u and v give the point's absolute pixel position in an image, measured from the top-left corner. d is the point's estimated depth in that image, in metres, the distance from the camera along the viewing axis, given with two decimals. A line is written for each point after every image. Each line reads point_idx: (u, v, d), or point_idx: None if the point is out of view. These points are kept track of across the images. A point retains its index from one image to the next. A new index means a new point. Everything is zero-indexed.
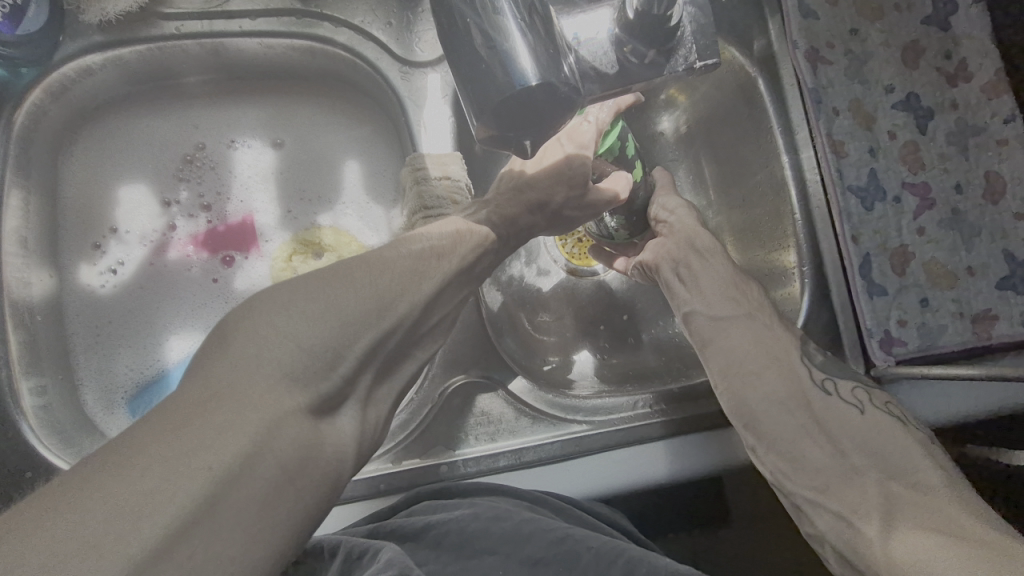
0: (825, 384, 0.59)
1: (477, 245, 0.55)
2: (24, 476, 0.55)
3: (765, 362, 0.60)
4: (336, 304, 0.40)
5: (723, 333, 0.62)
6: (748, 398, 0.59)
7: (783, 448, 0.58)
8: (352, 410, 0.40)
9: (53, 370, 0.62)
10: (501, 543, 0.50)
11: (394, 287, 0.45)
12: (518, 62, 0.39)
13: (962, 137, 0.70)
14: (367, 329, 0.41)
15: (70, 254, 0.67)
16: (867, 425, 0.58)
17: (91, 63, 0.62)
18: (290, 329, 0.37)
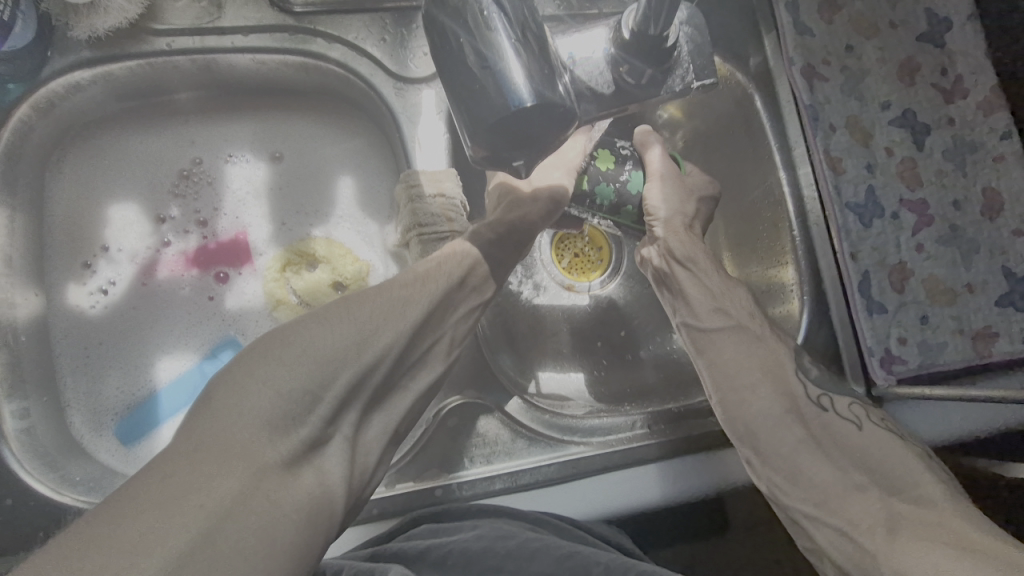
0: (820, 400, 0.59)
1: (460, 270, 0.55)
2: (5, 503, 0.54)
3: (759, 374, 0.59)
4: (312, 348, 0.42)
5: (716, 347, 0.61)
6: (743, 409, 0.58)
7: (777, 462, 0.56)
8: (337, 450, 0.42)
9: (38, 392, 0.60)
10: (507, 561, 0.48)
11: (374, 321, 0.46)
12: (512, 85, 0.38)
13: (959, 153, 0.69)
14: (346, 365, 0.43)
15: (58, 273, 0.66)
16: (866, 440, 0.56)
17: (80, 79, 0.62)
18: (273, 379, 0.40)
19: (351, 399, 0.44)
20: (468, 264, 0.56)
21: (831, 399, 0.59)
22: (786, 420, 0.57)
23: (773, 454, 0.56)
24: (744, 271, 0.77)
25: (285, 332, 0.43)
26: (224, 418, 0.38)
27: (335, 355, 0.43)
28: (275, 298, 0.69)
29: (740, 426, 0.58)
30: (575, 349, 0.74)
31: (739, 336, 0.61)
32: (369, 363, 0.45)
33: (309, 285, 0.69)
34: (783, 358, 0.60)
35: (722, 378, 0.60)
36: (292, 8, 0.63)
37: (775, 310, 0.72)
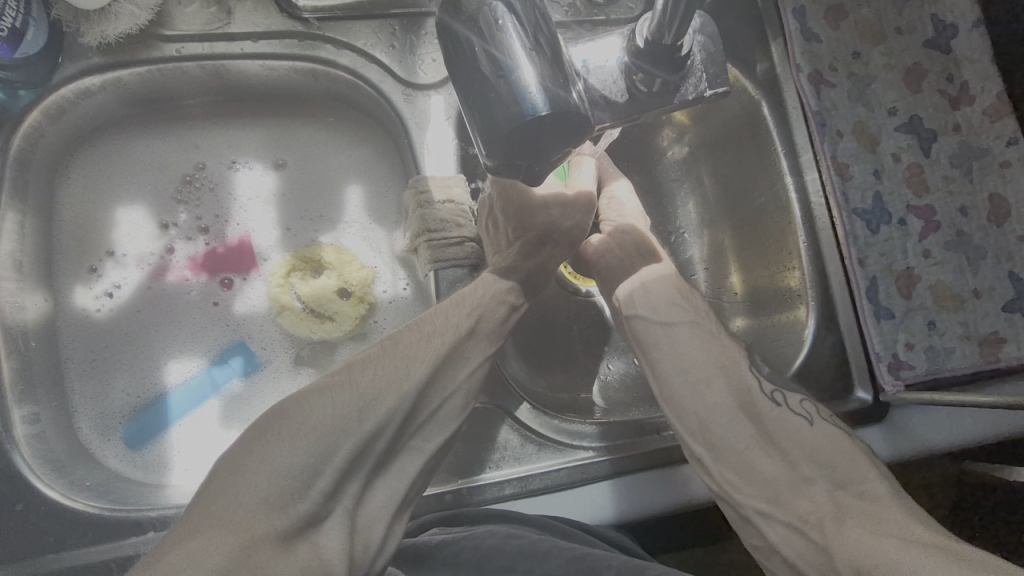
0: (774, 395, 0.57)
1: (471, 318, 0.56)
2: (16, 509, 0.54)
3: (711, 370, 0.58)
4: (312, 418, 0.45)
5: (671, 341, 0.59)
6: (694, 407, 0.56)
7: (731, 459, 0.54)
8: (338, 521, 0.43)
9: (47, 397, 0.60)
10: (519, 559, 0.48)
11: (376, 386, 0.49)
12: (527, 94, 0.38)
13: (967, 159, 0.69)
14: (348, 436, 0.45)
15: (66, 278, 0.66)
16: (817, 435, 0.55)
17: (91, 86, 0.62)
18: (271, 456, 0.42)
19: (353, 469, 0.45)
20: (479, 307, 0.57)
21: (783, 394, 0.57)
22: (737, 416, 0.56)
23: (725, 449, 0.55)
24: (750, 276, 0.77)
25: (291, 404, 0.46)
26: (226, 497, 0.40)
27: (336, 426, 0.45)
28: (280, 303, 0.68)
29: (692, 420, 0.56)
30: (582, 354, 0.74)
31: (692, 332, 0.60)
32: (369, 432, 0.46)
33: (312, 290, 0.68)
34: (736, 357, 0.59)
35: (675, 376, 0.58)
36: (302, 15, 0.63)
37: (781, 316, 0.73)
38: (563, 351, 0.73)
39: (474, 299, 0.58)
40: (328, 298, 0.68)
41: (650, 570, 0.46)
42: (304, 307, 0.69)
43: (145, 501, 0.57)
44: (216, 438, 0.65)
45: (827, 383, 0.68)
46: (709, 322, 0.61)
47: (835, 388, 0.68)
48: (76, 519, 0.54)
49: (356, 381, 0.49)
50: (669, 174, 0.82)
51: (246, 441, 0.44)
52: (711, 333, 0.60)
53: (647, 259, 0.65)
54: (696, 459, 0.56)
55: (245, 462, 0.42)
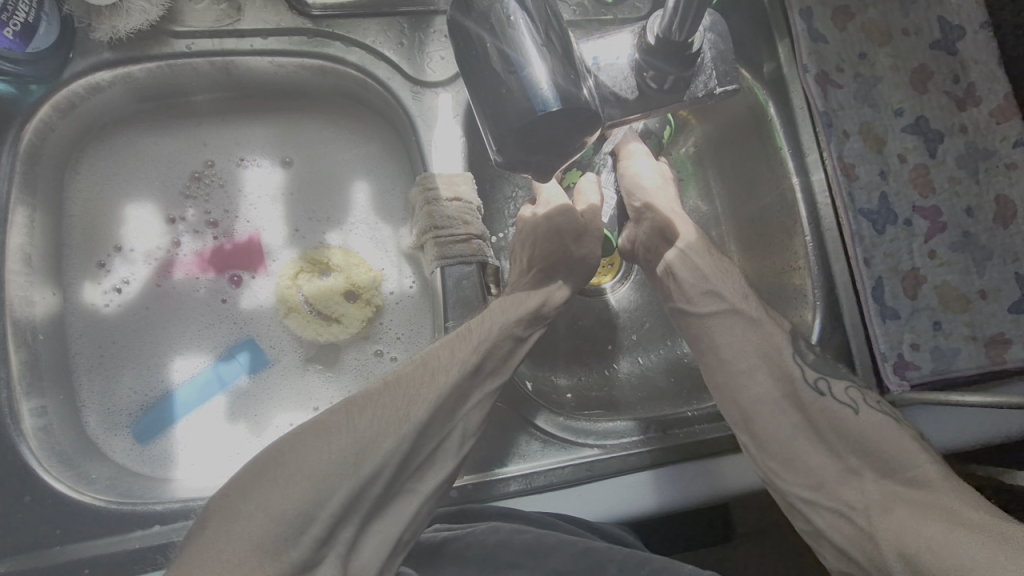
0: (817, 384, 0.59)
1: (476, 356, 0.55)
2: (23, 501, 0.54)
3: (754, 361, 0.61)
4: (306, 464, 0.45)
5: (712, 337, 0.63)
6: (736, 398, 0.60)
7: (776, 450, 0.58)
8: (330, 568, 0.43)
9: (55, 391, 0.60)
10: (525, 554, 0.49)
11: (372, 430, 0.48)
12: (538, 90, 0.38)
13: (973, 161, 0.69)
14: (342, 481, 0.45)
15: (74, 273, 0.66)
16: (863, 424, 0.58)
17: (101, 81, 0.62)
18: (267, 501, 0.43)
19: (346, 515, 0.45)
20: (486, 342, 0.56)
21: (828, 384, 0.59)
22: (781, 405, 0.60)
23: (770, 436, 0.58)
24: (756, 276, 0.77)
25: (286, 447, 0.46)
26: (222, 544, 0.41)
27: (333, 470, 0.45)
28: (287, 305, 0.68)
29: (736, 411, 0.60)
30: (588, 354, 0.74)
31: (734, 321, 0.63)
32: (365, 475, 0.46)
33: (321, 292, 0.69)
34: (782, 344, 0.62)
35: (718, 368, 0.62)
36: (311, 12, 0.63)
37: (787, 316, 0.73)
38: (566, 349, 0.74)
39: (477, 339, 0.56)
40: (335, 300, 0.68)
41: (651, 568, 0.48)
42: (310, 309, 0.69)
43: (152, 495, 0.57)
44: (223, 434, 0.66)
45: None
46: (752, 310, 0.63)
47: None
48: (84, 511, 0.54)
49: (355, 423, 0.48)
50: (674, 174, 0.83)
51: (240, 486, 0.44)
52: (756, 328, 0.62)
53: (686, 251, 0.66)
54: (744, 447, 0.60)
55: (240, 509, 0.43)
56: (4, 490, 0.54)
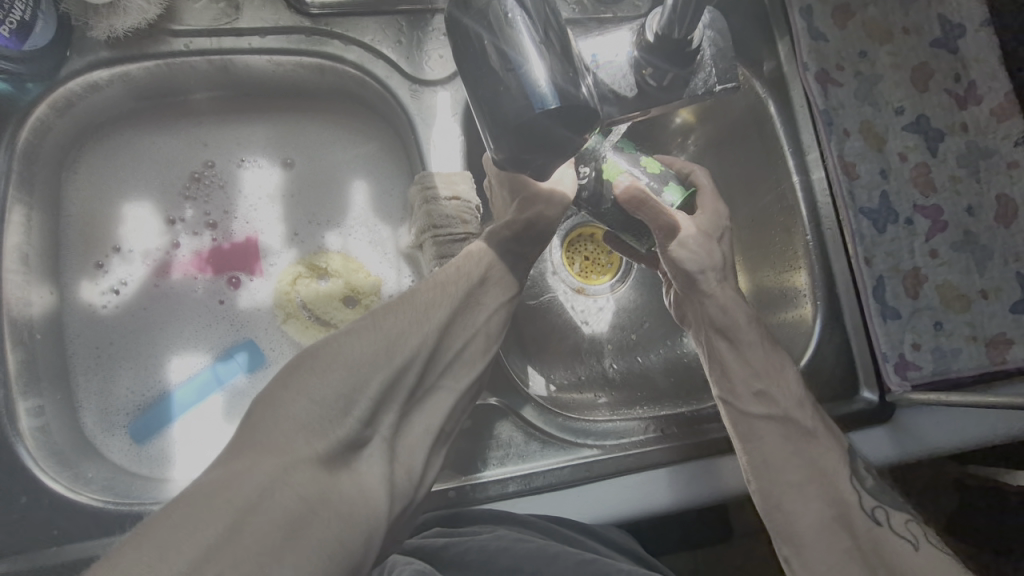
0: (875, 513, 0.56)
1: (483, 266, 0.56)
2: (19, 501, 0.54)
3: (803, 474, 0.56)
4: (341, 356, 0.44)
5: (763, 439, 0.57)
6: (782, 513, 0.55)
7: (823, 574, 0.53)
8: (372, 458, 0.43)
9: (51, 391, 0.60)
10: (526, 561, 0.48)
11: (400, 327, 0.48)
12: (536, 87, 0.38)
13: (974, 160, 0.69)
14: (378, 370, 0.45)
15: (72, 272, 0.66)
16: (922, 561, 0.53)
17: (98, 79, 0.62)
18: (306, 386, 0.41)
19: (386, 403, 0.45)
20: (487, 260, 0.57)
21: (885, 513, 0.56)
22: (831, 529, 0.54)
23: (816, 556, 0.54)
24: (756, 275, 0.77)
25: (318, 346, 0.44)
26: (268, 425, 0.39)
27: (369, 359, 0.45)
28: (286, 310, 0.69)
29: (779, 526, 0.56)
30: (585, 354, 0.74)
31: (780, 426, 0.57)
32: (397, 369, 0.46)
33: (320, 297, 0.69)
34: (834, 462, 0.57)
35: (764, 476, 0.56)
36: (309, 10, 0.63)
37: (786, 315, 0.72)
38: (565, 348, 0.74)
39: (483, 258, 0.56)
40: (333, 306, 0.69)
41: None
42: (309, 315, 0.69)
43: (148, 494, 0.57)
44: (221, 433, 0.65)
45: (832, 382, 0.67)
46: (803, 414, 0.58)
47: (840, 388, 0.68)
48: (80, 511, 0.54)
49: (380, 324, 0.47)
50: None
51: (276, 375, 0.42)
52: (806, 431, 0.57)
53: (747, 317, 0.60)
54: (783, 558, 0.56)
55: (282, 397, 0.40)
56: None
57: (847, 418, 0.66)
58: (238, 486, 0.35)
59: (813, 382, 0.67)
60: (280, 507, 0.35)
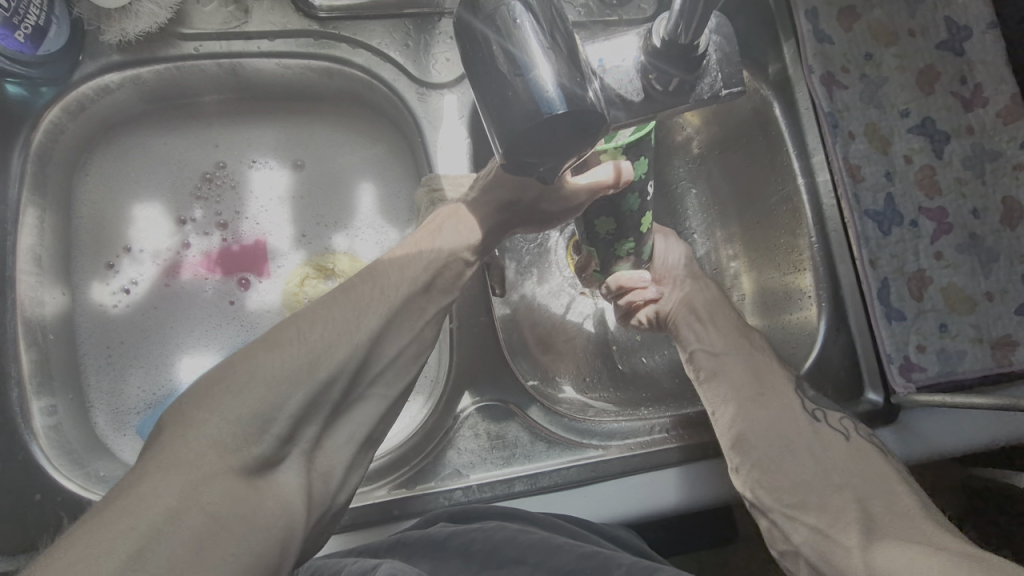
0: (814, 411, 0.59)
1: (434, 275, 0.50)
2: (33, 498, 0.54)
3: (759, 390, 0.60)
4: (258, 372, 0.38)
5: (723, 373, 0.62)
6: (739, 417, 0.58)
7: (767, 465, 0.56)
8: (293, 465, 0.39)
9: (64, 390, 0.61)
10: (529, 552, 0.48)
11: (325, 339, 0.41)
12: (544, 93, 0.38)
13: (979, 162, 0.69)
14: (299, 388, 0.39)
15: (84, 274, 0.67)
16: (854, 454, 0.56)
17: (110, 83, 0.63)
18: (216, 405, 0.36)
19: (309, 415, 0.40)
20: (441, 262, 0.51)
21: (824, 412, 0.59)
22: (778, 431, 0.57)
23: (761, 457, 0.56)
24: (760, 277, 0.78)
25: (233, 359, 0.39)
26: (171, 448, 0.35)
27: (290, 372, 0.39)
28: (295, 310, 0.70)
29: (732, 429, 0.58)
30: (589, 354, 0.74)
31: (743, 359, 0.62)
32: (323, 381, 0.40)
33: (328, 297, 0.70)
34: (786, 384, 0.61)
35: (725, 394, 0.60)
36: (317, 13, 0.64)
37: (791, 317, 0.73)
38: (569, 350, 0.74)
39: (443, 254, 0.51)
40: None
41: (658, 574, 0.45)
42: None
43: None
44: None
45: (835, 385, 0.68)
46: (759, 351, 0.63)
47: (844, 389, 0.68)
48: (92, 508, 0.55)
49: (303, 331, 0.41)
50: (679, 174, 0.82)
51: (190, 390, 0.37)
52: (765, 367, 0.62)
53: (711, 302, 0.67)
54: (733, 468, 0.57)
55: (192, 416, 0.36)
56: (13, 487, 0.54)
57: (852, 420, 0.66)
58: (141, 509, 0.32)
59: (817, 384, 0.68)
60: (185, 529, 0.32)
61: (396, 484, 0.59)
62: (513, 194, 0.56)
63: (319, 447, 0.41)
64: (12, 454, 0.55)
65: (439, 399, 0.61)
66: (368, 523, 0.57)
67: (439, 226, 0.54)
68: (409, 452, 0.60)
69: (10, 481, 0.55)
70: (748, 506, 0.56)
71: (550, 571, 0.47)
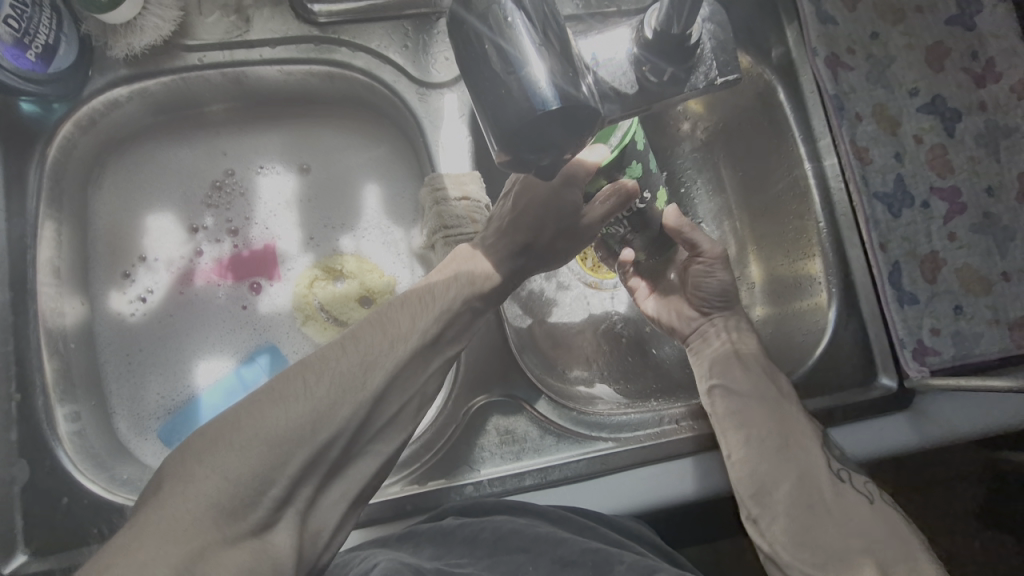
0: (839, 472, 0.58)
1: (428, 313, 0.51)
2: (62, 501, 0.57)
3: (781, 443, 0.59)
4: (264, 429, 0.40)
5: (747, 420, 0.59)
6: (758, 470, 0.57)
7: (787, 521, 0.56)
8: (290, 525, 0.40)
9: (86, 397, 0.63)
10: (535, 541, 0.49)
11: (332, 396, 0.43)
12: (537, 89, 0.39)
13: (992, 139, 0.68)
14: (300, 447, 0.41)
15: (101, 284, 0.69)
16: (874, 517, 0.56)
17: (118, 96, 0.64)
18: (219, 463, 0.38)
19: (307, 475, 0.41)
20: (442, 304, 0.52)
21: (848, 473, 0.58)
22: (798, 488, 0.57)
23: (780, 512, 0.56)
24: (770, 265, 0.77)
25: (240, 413, 0.41)
26: (171, 504, 0.37)
27: (288, 438, 0.40)
28: (306, 312, 0.71)
29: (752, 482, 0.57)
30: (599, 346, 0.74)
31: (767, 407, 0.60)
32: (322, 444, 0.42)
33: (337, 298, 0.71)
34: (810, 438, 0.59)
35: (748, 442, 0.59)
36: (317, 19, 0.65)
37: (801, 303, 0.72)
38: (578, 343, 0.74)
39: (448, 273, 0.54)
40: (351, 306, 0.71)
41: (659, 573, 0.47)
42: (327, 316, 0.71)
43: None
44: None
45: (848, 371, 0.67)
46: (786, 397, 0.61)
47: (857, 374, 0.67)
48: (115, 510, 0.57)
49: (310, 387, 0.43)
50: (684, 163, 0.82)
51: (196, 447, 0.40)
52: (791, 416, 0.60)
53: (733, 335, 0.66)
54: (750, 519, 0.57)
55: (195, 471, 0.38)
56: (42, 490, 0.57)
57: (865, 405, 0.65)
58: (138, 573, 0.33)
59: (829, 370, 0.67)
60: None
61: (408, 481, 0.60)
62: (528, 240, 0.58)
63: (316, 504, 0.43)
64: (40, 461, 0.57)
65: (448, 396, 0.62)
66: (380, 520, 0.58)
67: (453, 276, 0.55)
68: (420, 449, 0.60)
69: (39, 484, 0.57)
70: (763, 559, 0.57)
71: (554, 560, 0.48)
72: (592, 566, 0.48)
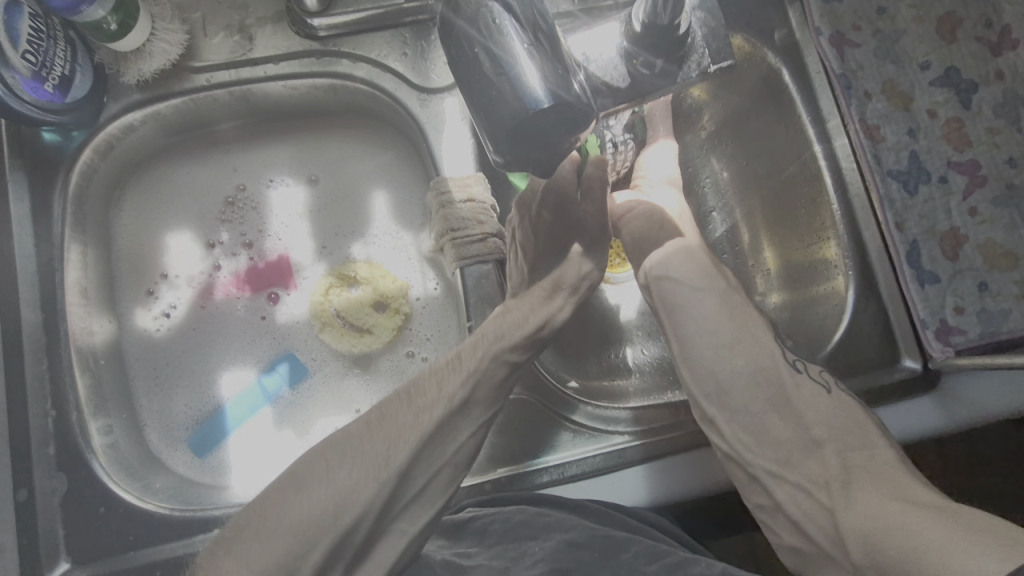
0: (795, 363, 0.58)
1: (467, 388, 0.53)
2: (97, 511, 0.59)
3: (734, 336, 0.58)
4: (287, 520, 0.43)
5: (698, 310, 0.59)
6: (715, 372, 0.57)
7: (746, 419, 0.56)
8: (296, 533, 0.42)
9: (117, 410, 0.66)
10: (541, 529, 0.51)
11: (353, 479, 0.46)
12: (528, 89, 0.39)
13: (1012, 108, 0.65)
14: (324, 535, 0.43)
15: (126, 303, 0.71)
16: (834, 405, 0.56)
17: (133, 121, 0.67)
18: (247, 559, 0.42)
19: None
20: (477, 373, 0.54)
21: (803, 363, 0.58)
22: (756, 384, 0.57)
23: (739, 410, 0.56)
24: (784, 251, 0.75)
25: (267, 504, 0.45)
26: None
27: (311, 528, 0.43)
28: (322, 319, 0.72)
29: (710, 382, 0.57)
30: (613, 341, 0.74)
31: (718, 299, 0.59)
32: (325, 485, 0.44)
33: (352, 304, 0.72)
34: (761, 330, 0.59)
35: (702, 342, 0.58)
36: (318, 33, 0.66)
37: (818, 288, 0.71)
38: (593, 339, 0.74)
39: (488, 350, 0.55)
40: (365, 311, 0.72)
41: (666, 558, 0.47)
42: (343, 322, 0.72)
43: (209, 499, 0.62)
44: (270, 437, 0.70)
45: (870, 354, 0.66)
46: (734, 290, 0.60)
47: (879, 359, 0.65)
48: (149, 518, 0.59)
49: (334, 474, 0.46)
50: (691, 153, 0.81)
51: (231, 535, 0.44)
52: (738, 304, 0.60)
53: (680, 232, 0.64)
54: (709, 420, 0.57)
55: (223, 562, 0.42)
56: (78, 500, 0.59)
57: (889, 388, 0.64)
58: None
59: (850, 355, 0.66)
60: None
61: None
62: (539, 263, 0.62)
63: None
64: (75, 472, 0.60)
65: None
66: None
67: (482, 332, 0.57)
68: None
69: (75, 496, 0.59)
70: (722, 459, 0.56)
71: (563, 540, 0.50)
72: (605, 555, 0.49)
